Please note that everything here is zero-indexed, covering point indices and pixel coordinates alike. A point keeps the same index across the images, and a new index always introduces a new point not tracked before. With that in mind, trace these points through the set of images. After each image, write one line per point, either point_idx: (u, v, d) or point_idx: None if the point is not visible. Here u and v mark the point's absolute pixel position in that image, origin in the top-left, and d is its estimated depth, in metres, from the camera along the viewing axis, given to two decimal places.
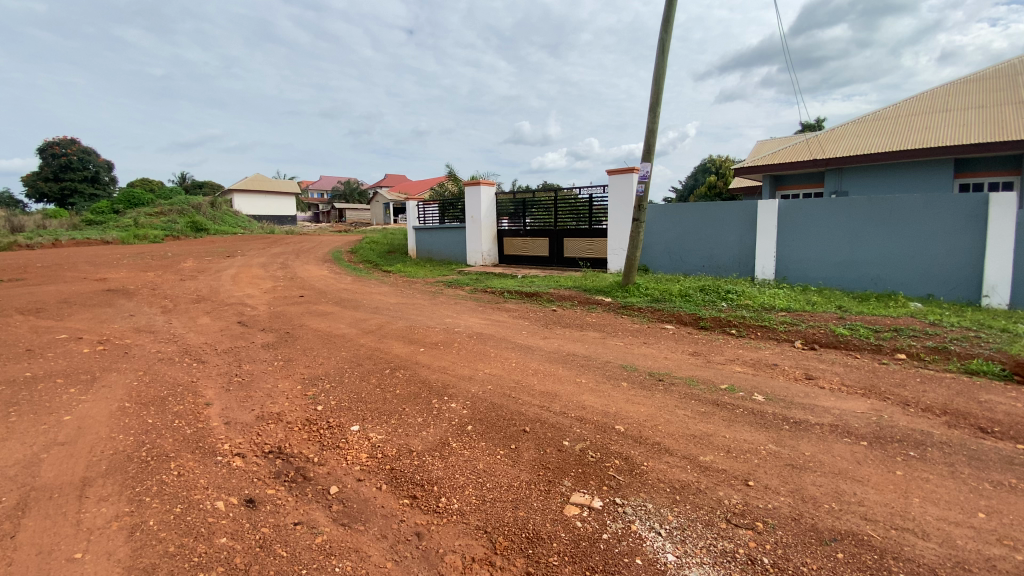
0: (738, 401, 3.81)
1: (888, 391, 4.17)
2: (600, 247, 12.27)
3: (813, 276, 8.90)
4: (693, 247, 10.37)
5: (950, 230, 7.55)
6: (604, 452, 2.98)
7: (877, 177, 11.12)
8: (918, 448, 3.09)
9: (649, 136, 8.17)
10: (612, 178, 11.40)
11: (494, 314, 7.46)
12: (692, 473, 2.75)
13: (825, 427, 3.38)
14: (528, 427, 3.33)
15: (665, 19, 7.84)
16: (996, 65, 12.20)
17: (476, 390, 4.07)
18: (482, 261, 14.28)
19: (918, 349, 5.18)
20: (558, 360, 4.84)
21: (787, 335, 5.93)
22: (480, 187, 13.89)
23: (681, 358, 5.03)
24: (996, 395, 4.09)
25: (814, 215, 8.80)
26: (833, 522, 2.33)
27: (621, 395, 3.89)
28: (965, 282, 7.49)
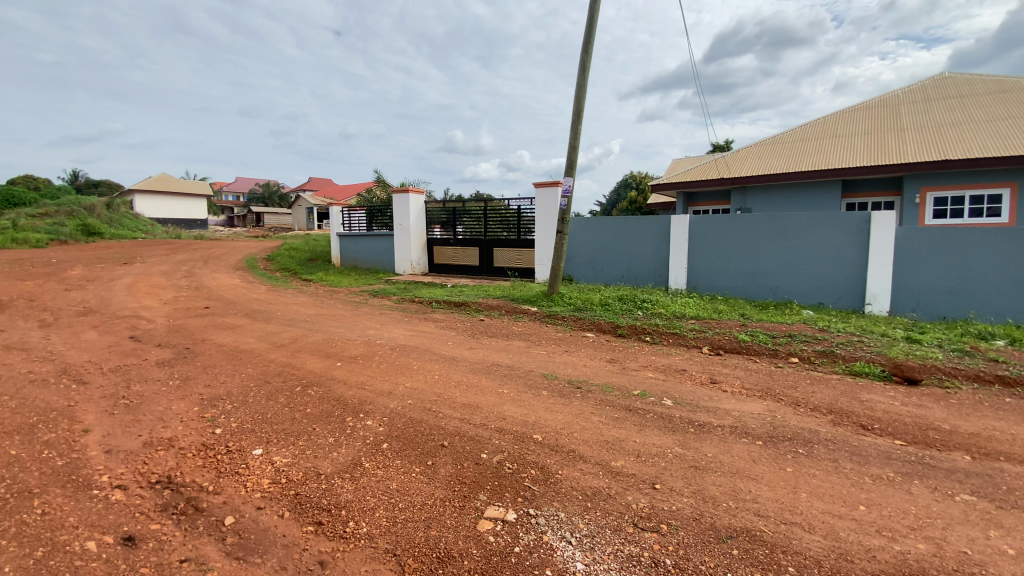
0: (650, 406, 3.98)
1: (782, 392, 4.55)
2: (528, 257, 12.45)
3: (722, 286, 9.57)
4: (614, 258, 10.81)
5: (834, 245, 8.44)
6: (520, 463, 2.98)
7: (775, 196, 12.22)
8: (806, 445, 3.38)
9: (571, 150, 8.44)
10: (539, 190, 11.63)
11: (418, 325, 7.31)
12: (604, 479, 2.81)
13: (726, 429, 3.62)
14: (446, 441, 3.27)
15: (586, 39, 8.17)
16: (870, 101, 13.90)
17: (394, 405, 3.94)
18: (410, 270, 14.00)
19: (808, 353, 5.71)
20: (480, 371, 4.82)
21: (697, 342, 6.32)
22: (408, 195, 13.63)
23: (600, 365, 5.19)
24: (871, 394, 4.59)
25: (722, 229, 9.49)
26: (730, 520, 2.48)
27: (541, 405, 3.93)
28: (848, 292, 8.38)
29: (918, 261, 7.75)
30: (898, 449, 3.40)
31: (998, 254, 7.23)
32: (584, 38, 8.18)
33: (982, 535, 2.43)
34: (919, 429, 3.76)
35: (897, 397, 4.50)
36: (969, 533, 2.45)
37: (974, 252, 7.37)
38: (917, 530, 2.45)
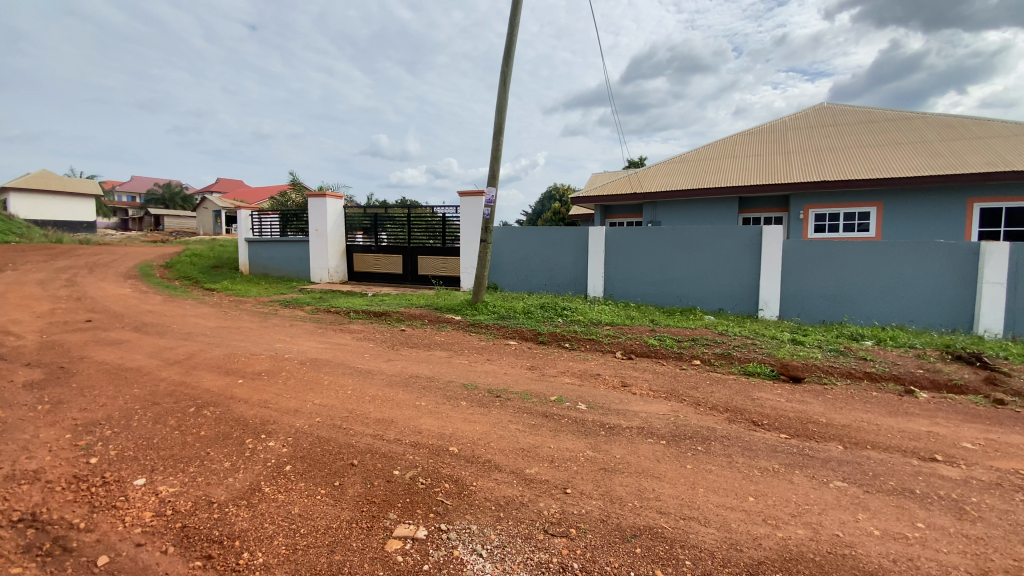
0: (565, 412, 4.08)
1: (686, 393, 4.86)
2: (452, 265, 12.38)
3: (636, 294, 10.08)
4: (536, 267, 11.04)
5: (732, 255, 9.19)
6: (434, 477, 2.92)
7: (683, 210, 13.12)
8: (704, 443, 3.63)
9: (493, 160, 8.54)
10: (463, 199, 11.62)
11: (334, 337, 6.99)
12: (517, 488, 2.83)
13: (634, 430, 3.79)
14: (356, 460, 3.13)
15: (506, 53, 8.33)
16: (762, 126, 15.39)
17: (301, 423, 3.73)
18: (327, 278, 13.39)
19: (709, 355, 6.16)
20: (397, 383, 4.69)
21: (611, 347, 6.60)
22: (326, 199, 13.05)
23: (520, 373, 5.25)
24: (762, 392, 5.03)
25: (635, 240, 10.02)
26: (635, 519, 2.59)
27: (458, 415, 3.89)
28: (744, 298, 9.15)
29: (802, 271, 8.65)
30: (783, 442, 3.74)
31: (864, 265, 8.25)
32: (505, 51, 8.34)
33: (850, 517, 2.73)
34: (802, 423, 4.17)
35: (784, 395, 4.96)
36: (840, 516, 2.74)
37: (846, 263, 8.35)
38: (798, 517, 2.70)
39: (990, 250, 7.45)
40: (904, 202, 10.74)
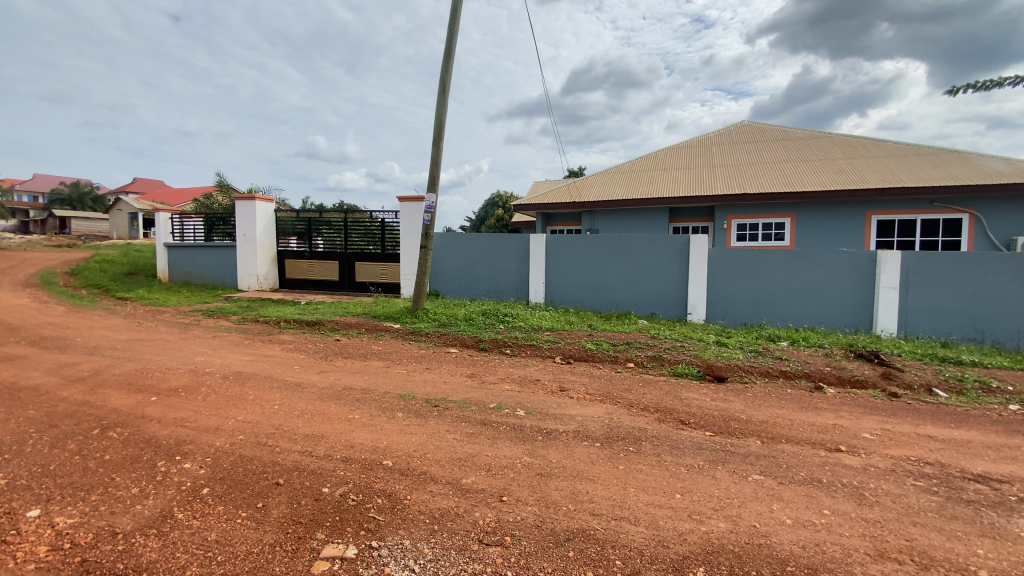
0: (503, 419, 4.09)
1: (620, 396, 5.02)
2: (391, 271, 12.11)
3: (574, 299, 10.32)
4: (477, 273, 11.04)
5: (664, 262, 9.63)
6: (366, 493, 2.83)
7: (619, 218, 13.61)
8: (636, 443, 3.76)
9: (433, 166, 8.46)
10: (403, 204, 11.43)
11: (263, 348, 6.61)
12: (452, 498, 2.80)
13: (570, 434, 3.87)
14: (282, 479, 2.98)
15: (445, 59, 8.30)
16: (691, 140, 16.31)
17: (222, 442, 3.50)
18: (256, 285, 12.69)
19: (642, 358, 6.41)
20: (330, 396, 4.50)
21: (550, 352, 6.70)
22: (255, 202, 12.38)
23: (459, 381, 5.20)
24: (690, 392, 5.30)
25: (574, 247, 10.27)
26: (568, 523, 2.63)
27: (393, 427, 3.80)
28: (675, 303, 9.61)
29: (726, 277, 9.22)
30: (708, 439, 3.94)
31: (780, 271, 8.91)
32: (444, 58, 8.32)
33: (766, 508, 2.93)
34: (725, 421, 4.43)
35: (710, 394, 5.25)
36: (757, 507, 2.92)
37: (764, 269, 8.98)
38: (720, 511, 2.86)
39: (884, 259, 8.29)
40: (814, 213, 11.74)
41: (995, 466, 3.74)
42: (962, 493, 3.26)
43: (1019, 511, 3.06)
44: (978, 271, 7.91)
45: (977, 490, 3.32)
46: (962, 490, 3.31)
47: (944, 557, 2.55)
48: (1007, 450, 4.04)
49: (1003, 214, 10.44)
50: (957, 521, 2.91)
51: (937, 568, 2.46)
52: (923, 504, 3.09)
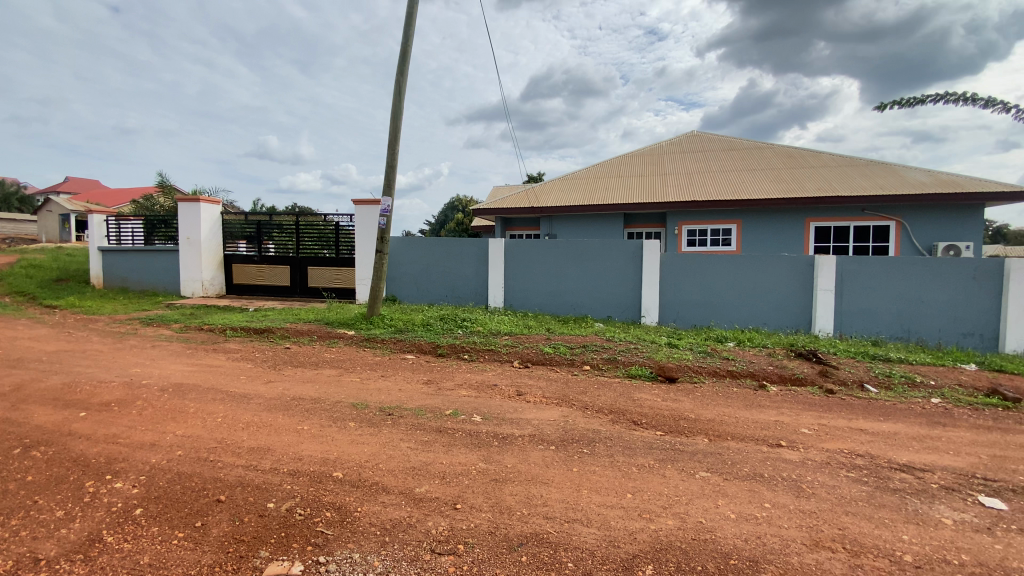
0: (458, 425, 4.05)
1: (576, 398, 5.08)
2: (346, 276, 11.82)
3: (532, 303, 10.39)
4: (435, 278, 10.94)
5: (619, 267, 9.86)
6: (315, 507, 2.74)
7: (576, 223, 13.84)
8: (590, 445, 3.82)
9: (388, 170, 8.33)
10: (358, 208, 11.18)
11: (206, 358, 6.29)
12: (405, 508, 2.75)
13: (525, 438, 3.88)
14: (224, 495, 2.84)
15: (401, 62, 8.21)
16: (644, 148, 16.82)
17: (159, 459, 3.30)
18: (201, 291, 12.08)
19: (598, 361, 6.53)
20: (278, 408, 4.33)
21: (508, 357, 6.71)
22: (200, 204, 11.79)
23: (415, 388, 5.12)
24: (643, 393, 5.44)
25: (531, 252, 10.35)
26: (522, 528, 2.64)
27: (344, 438, 3.69)
28: (630, 306, 9.85)
29: (678, 280, 9.54)
30: (659, 439, 4.05)
31: (727, 275, 9.30)
32: (399, 60, 8.23)
33: (712, 504, 3.04)
34: (676, 420, 4.57)
35: (661, 395, 5.41)
36: (704, 503, 3.03)
37: (713, 273, 9.35)
38: (669, 509, 2.95)
39: (821, 263, 8.81)
40: (758, 220, 12.34)
41: (917, 455, 4.03)
42: (889, 482, 3.50)
43: (938, 497, 3.31)
44: (903, 274, 8.53)
45: (902, 479, 3.57)
46: (889, 480, 3.55)
47: (873, 544, 2.72)
48: (928, 441, 4.37)
49: (926, 221, 11.29)
50: (885, 508, 3.11)
51: (866, 553, 2.62)
52: (855, 494, 3.29)
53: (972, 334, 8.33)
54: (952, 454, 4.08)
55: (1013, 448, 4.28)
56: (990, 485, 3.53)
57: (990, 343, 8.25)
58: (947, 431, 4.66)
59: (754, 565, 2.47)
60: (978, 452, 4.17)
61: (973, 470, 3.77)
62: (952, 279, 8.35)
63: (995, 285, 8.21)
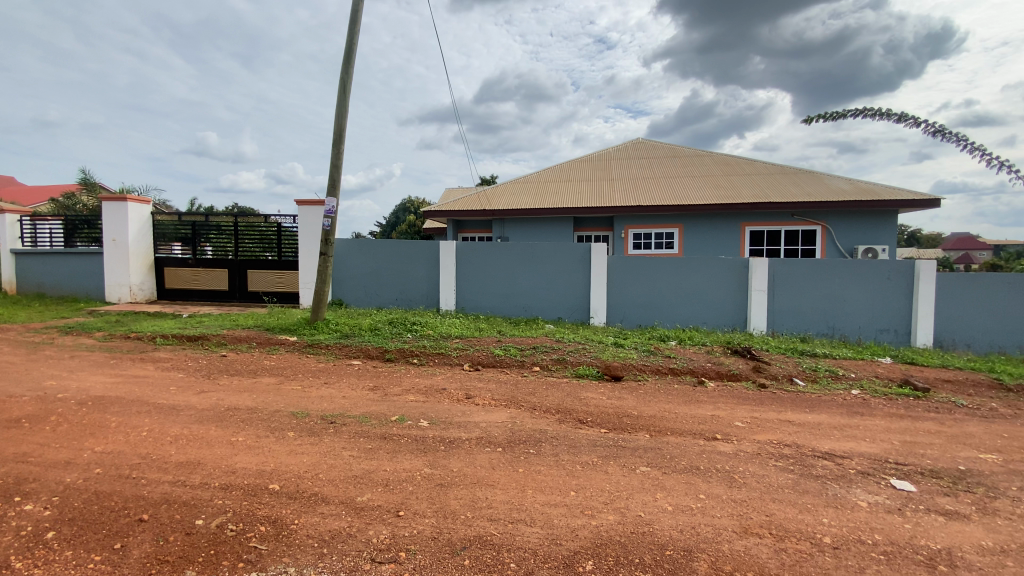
0: (404, 431, 3.99)
1: (524, 399, 5.13)
2: (289, 280, 11.38)
3: (484, 306, 10.40)
4: (384, 281, 10.73)
5: (569, 269, 10.04)
6: (248, 522, 2.62)
7: (527, 226, 13.99)
8: (536, 445, 3.87)
9: (333, 170, 8.11)
10: (302, 209, 10.80)
11: (132, 369, 5.86)
12: (345, 518, 2.69)
13: (472, 441, 3.88)
14: (147, 514, 2.67)
15: (345, 60, 8.02)
16: (593, 154, 17.23)
17: (74, 478, 3.05)
18: (129, 297, 11.26)
19: (547, 361, 6.62)
20: (211, 419, 4.11)
21: (458, 360, 6.68)
22: (127, 204, 11.02)
23: (360, 395, 5.00)
24: (589, 392, 5.56)
25: (483, 254, 10.36)
26: (465, 531, 2.64)
27: (282, 448, 3.56)
28: (580, 307, 10.05)
29: (623, 282, 9.83)
30: (603, 436, 4.16)
31: (670, 277, 9.67)
32: (344, 59, 8.04)
33: (651, 497, 3.15)
34: (619, 417, 4.71)
35: (607, 393, 5.55)
36: (643, 498, 3.14)
37: (657, 275, 9.70)
38: (611, 504, 3.03)
39: (755, 265, 9.33)
40: (699, 224, 12.92)
41: (838, 443, 4.35)
42: (813, 469, 3.76)
43: (856, 481, 3.59)
44: (828, 276, 9.18)
45: (824, 466, 3.84)
46: (813, 467, 3.81)
47: (796, 528, 2.91)
48: (847, 429, 4.73)
49: (848, 226, 12.21)
50: (808, 494, 3.34)
51: (790, 537, 2.80)
52: (782, 481, 3.51)
53: (888, 330, 9.06)
54: (869, 441, 4.43)
55: (920, 434, 4.70)
56: (900, 468, 3.86)
57: (903, 338, 9.02)
58: (864, 419, 5.06)
59: (688, 554, 2.58)
60: (890, 438, 4.56)
61: (886, 455, 4.11)
62: (870, 279, 9.06)
63: (907, 285, 8.99)
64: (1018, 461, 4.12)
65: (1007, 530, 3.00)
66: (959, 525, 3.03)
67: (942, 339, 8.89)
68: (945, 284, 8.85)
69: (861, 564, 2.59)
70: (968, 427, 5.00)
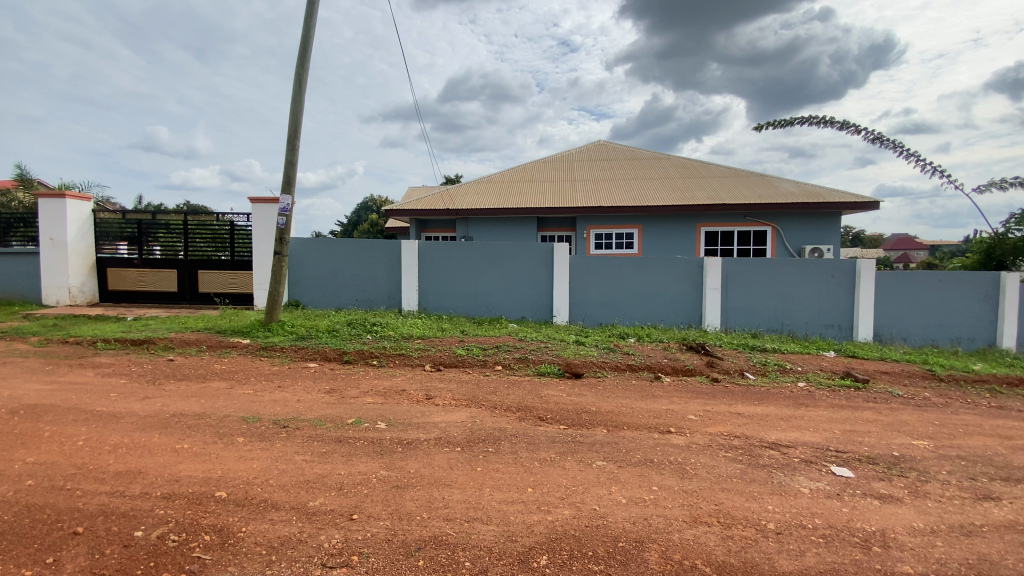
0: (360, 434, 3.93)
1: (485, 398, 5.14)
2: (243, 281, 10.98)
3: (447, 306, 10.34)
4: (343, 281, 10.50)
5: (532, 269, 10.11)
6: (192, 531, 2.52)
7: (491, 226, 13.98)
8: (495, 443, 3.88)
9: (288, 167, 7.87)
10: (256, 207, 10.43)
11: (69, 375, 5.52)
12: (295, 524, 2.62)
13: (431, 442, 3.86)
14: (82, 527, 2.53)
15: (300, 55, 7.81)
16: (555, 155, 17.40)
17: (2, 491, 2.86)
18: (68, 300, 10.57)
19: (509, 360, 6.65)
20: (155, 426, 3.92)
21: (420, 361, 6.62)
22: (65, 200, 10.36)
23: (316, 398, 4.89)
24: (550, 390, 5.62)
25: (445, 254, 10.29)
26: (420, 532, 2.62)
27: (231, 454, 3.44)
28: (542, 307, 10.13)
29: (584, 281, 9.98)
30: (562, 433, 4.22)
31: (629, 276, 9.89)
32: (299, 52, 7.82)
33: (606, 491, 3.22)
34: (578, 414, 4.79)
35: (567, 390, 5.62)
36: (599, 491, 3.21)
37: (617, 275, 9.90)
38: (566, 499, 3.08)
39: (709, 264, 9.67)
40: (657, 224, 13.26)
41: (784, 434, 4.57)
42: (760, 459, 3.93)
43: (800, 469, 3.78)
44: (777, 274, 9.61)
45: (770, 455, 4.02)
46: (760, 457, 3.98)
47: (742, 516, 3.04)
48: (793, 420, 4.97)
49: (795, 227, 12.81)
50: (755, 482, 3.49)
51: (737, 524, 2.93)
52: (731, 472, 3.65)
53: (832, 325, 9.57)
54: (812, 431, 4.67)
55: (859, 423, 4.99)
56: (841, 455, 4.09)
57: (846, 332, 9.54)
58: (809, 410, 5.33)
59: (640, 545, 2.66)
60: (832, 427, 4.82)
61: (828, 444, 4.34)
62: (816, 278, 9.54)
63: (849, 282, 9.51)
64: (945, 446, 4.43)
65: (935, 511, 3.23)
66: (892, 508, 3.23)
67: (881, 333, 9.46)
68: (883, 282, 9.42)
69: (802, 547, 2.73)
70: (903, 415, 5.35)
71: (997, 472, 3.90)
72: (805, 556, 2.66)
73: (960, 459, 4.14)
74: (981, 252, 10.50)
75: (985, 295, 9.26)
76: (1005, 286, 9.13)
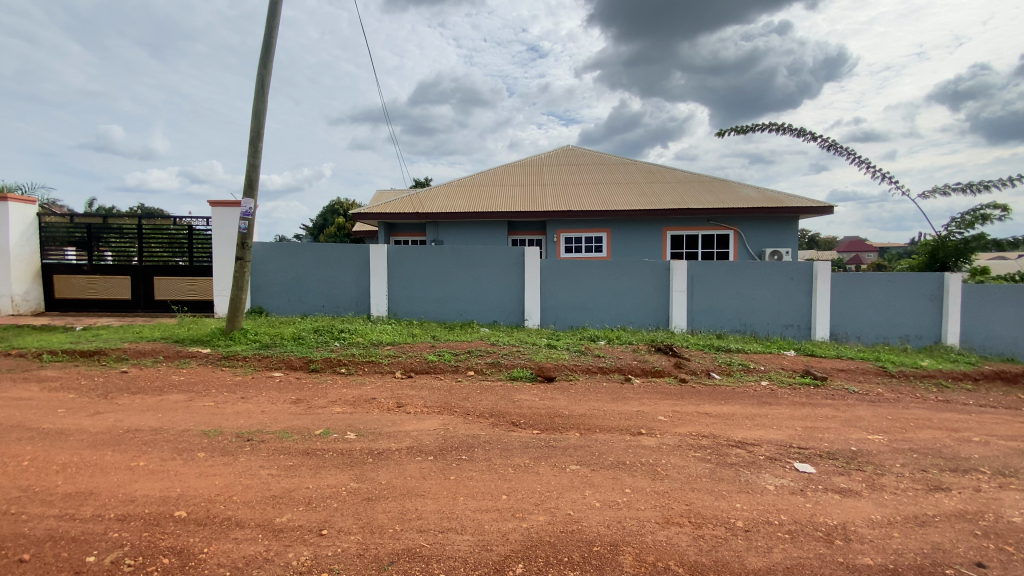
0: (329, 445, 3.82)
1: (457, 405, 5.10)
2: (203, 287, 10.56)
3: (418, 311, 10.22)
4: (310, 286, 10.24)
5: (503, 273, 10.10)
6: (149, 555, 2.39)
7: (461, 230, 13.91)
8: (468, 451, 3.84)
9: (250, 170, 7.63)
10: (216, 210, 10.06)
11: (13, 391, 5.16)
12: (261, 542, 2.53)
13: (403, 451, 3.79)
14: (29, 553, 2.37)
15: (263, 54, 7.60)
16: (524, 159, 17.49)
17: None
18: (11, 309, 9.83)
19: (481, 365, 6.62)
20: (107, 443, 3.71)
21: (390, 367, 6.51)
22: (7, 202, 9.72)
23: (282, 409, 4.74)
24: (521, 394, 5.63)
25: (415, 260, 10.16)
26: (393, 545, 2.57)
27: (192, 471, 3.29)
28: (514, 311, 10.13)
29: (556, 284, 10.05)
30: (534, 437, 4.22)
31: (599, 279, 10.02)
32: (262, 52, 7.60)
33: (580, 495, 3.23)
34: (551, 418, 4.80)
35: (540, 394, 5.65)
36: (572, 496, 3.22)
37: (587, 278, 10.01)
38: (541, 505, 3.08)
39: (675, 267, 9.89)
40: (625, 228, 13.48)
41: (750, 432, 4.69)
42: (727, 458, 4.03)
43: (764, 467, 3.88)
44: (740, 276, 9.92)
45: (737, 454, 4.13)
46: (727, 456, 4.07)
47: (712, 515, 3.10)
48: (758, 418, 5.12)
49: (756, 232, 13.24)
50: (723, 481, 3.57)
51: (707, 524, 2.98)
52: (700, 471, 3.73)
53: (791, 325, 9.94)
54: (775, 429, 4.81)
55: (819, 419, 5.19)
56: (803, 452, 4.24)
57: (804, 332, 9.92)
58: (771, 409, 5.50)
59: (615, 549, 2.67)
60: (794, 425, 4.98)
61: (791, 440, 4.49)
62: (775, 280, 9.89)
63: (807, 284, 9.88)
64: (897, 439, 4.66)
65: (891, 503, 3.37)
66: (852, 501, 3.37)
67: (837, 333, 9.88)
68: (837, 283, 9.83)
69: (769, 544, 2.81)
70: (858, 410, 5.61)
71: (945, 463, 4.12)
72: (772, 552, 2.73)
73: (912, 452, 4.34)
74: (926, 254, 11.10)
75: (931, 295, 9.78)
76: (949, 285, 9.66)
